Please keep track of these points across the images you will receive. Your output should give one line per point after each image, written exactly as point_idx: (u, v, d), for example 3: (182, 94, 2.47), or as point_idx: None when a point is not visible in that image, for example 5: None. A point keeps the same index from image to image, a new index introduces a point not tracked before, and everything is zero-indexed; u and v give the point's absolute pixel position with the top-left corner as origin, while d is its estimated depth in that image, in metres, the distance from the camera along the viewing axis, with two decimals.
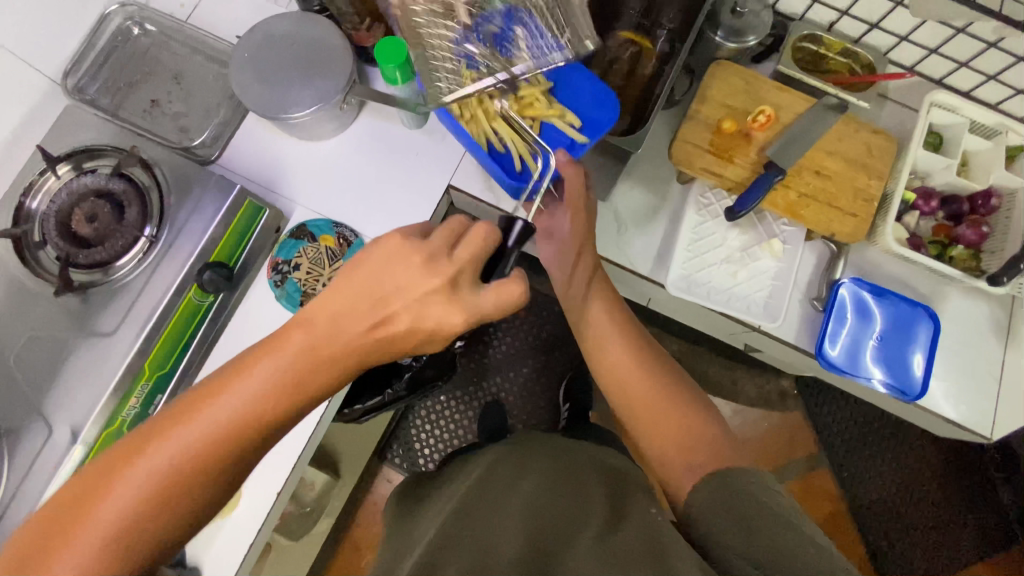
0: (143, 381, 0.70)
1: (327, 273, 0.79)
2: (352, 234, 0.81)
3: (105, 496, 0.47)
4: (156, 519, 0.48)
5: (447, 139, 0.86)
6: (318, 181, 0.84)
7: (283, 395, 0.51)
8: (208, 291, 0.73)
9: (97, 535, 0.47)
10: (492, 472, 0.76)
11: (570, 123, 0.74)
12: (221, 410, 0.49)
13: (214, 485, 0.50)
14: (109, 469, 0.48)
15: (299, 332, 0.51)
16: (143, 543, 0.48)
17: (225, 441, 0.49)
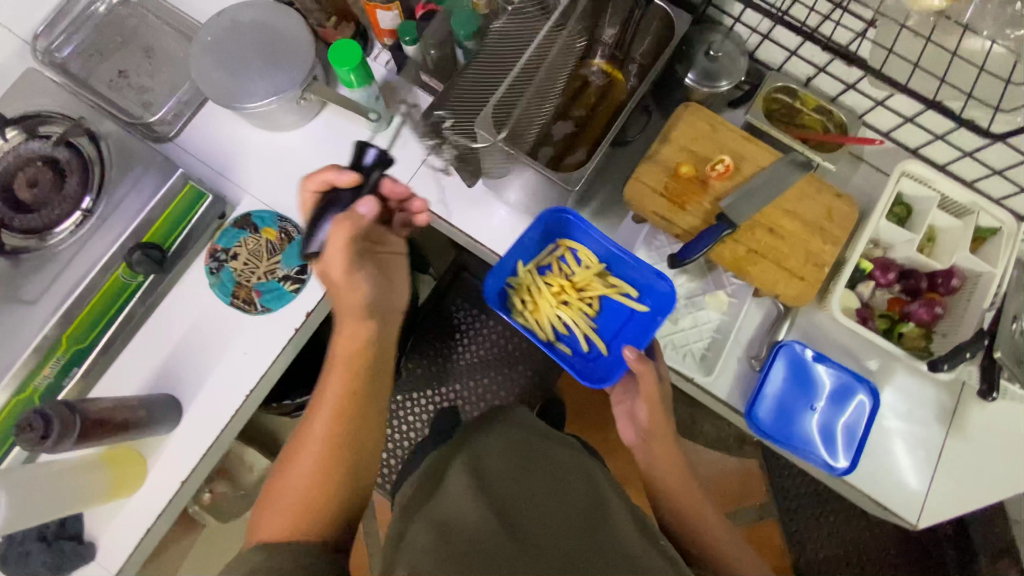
0: (60, 352, 0.71)
1: (263, 266, 0.80)
2: (295, 232, 0.81)
3: (295, 470, 0.64)
4: (334, 468, 0.64)
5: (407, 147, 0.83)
6: (271, 172, 0.83)
7: (357, 385, 0.67)
8: (135, 271, 0.73)
9: (297, 491, 0.63)
10: (503, 450, 0.72)
11: (627, 299, 0.77)
12: (324, 415, 0.65)
13: (361, 437, 0.66)
14: (292, 453, 0.66)
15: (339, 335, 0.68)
16: (331, 486, 0.63)
17: (345, 406, 0.66)
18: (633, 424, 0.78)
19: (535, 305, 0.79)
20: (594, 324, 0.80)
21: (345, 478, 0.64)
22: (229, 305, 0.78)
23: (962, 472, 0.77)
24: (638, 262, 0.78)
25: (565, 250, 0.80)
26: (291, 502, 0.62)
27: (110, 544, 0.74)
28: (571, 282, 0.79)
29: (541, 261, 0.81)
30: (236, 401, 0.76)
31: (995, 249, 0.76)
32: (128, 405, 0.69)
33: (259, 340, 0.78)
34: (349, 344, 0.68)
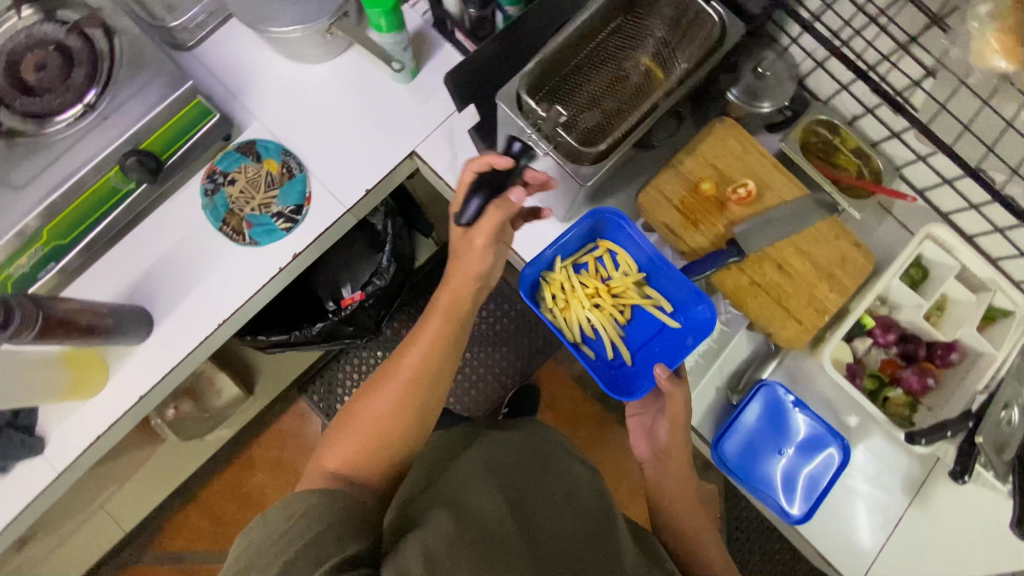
0: (37, 246, 0.70)
1: (259, 197, 0.78)
2: (298, 170, 0.80)
3: (363, 410, 0.66)
4: (400, 418, 0.65)
5: (428, 105, 0.81)
6: (284, 103, 0.81)
7: (449, 346, 0.68)
8: (128, 176, 0.71)
9: (360, 430, 0.65)
10: (523, 448, 0.71)
11: (660, 312, 0.76)
12: (408, 366, 0.66)
13: (432, 395, 0.67)
14: (362, 394, 0.68)
15: (443, 288, 0.69)
16: (393, 436, 0.65)
17: (427, 361, 0.67)
18: (649, 438, 0.78)
19: (565, 304, 0.77)
20: (622, 332, 0.78)
21: (413, 430, 0.66)
22: (217, 230, 0.77)
23: (915, 545, 0.76)
24: (676, 279, 0.75)
25: (605, 251, 0.77)
26: (361, 439, 0.65)
27: (60, 444, 0.74)
28: (606, 287, 0.77)
29: (578, 259, 0.79)
30: (207, 327, 0.76)
31: (1002, 332, 0.73)
32: (97, 310, 0.68)
33: (242, 270, 0.77)
34: (441, 306, 0.69)
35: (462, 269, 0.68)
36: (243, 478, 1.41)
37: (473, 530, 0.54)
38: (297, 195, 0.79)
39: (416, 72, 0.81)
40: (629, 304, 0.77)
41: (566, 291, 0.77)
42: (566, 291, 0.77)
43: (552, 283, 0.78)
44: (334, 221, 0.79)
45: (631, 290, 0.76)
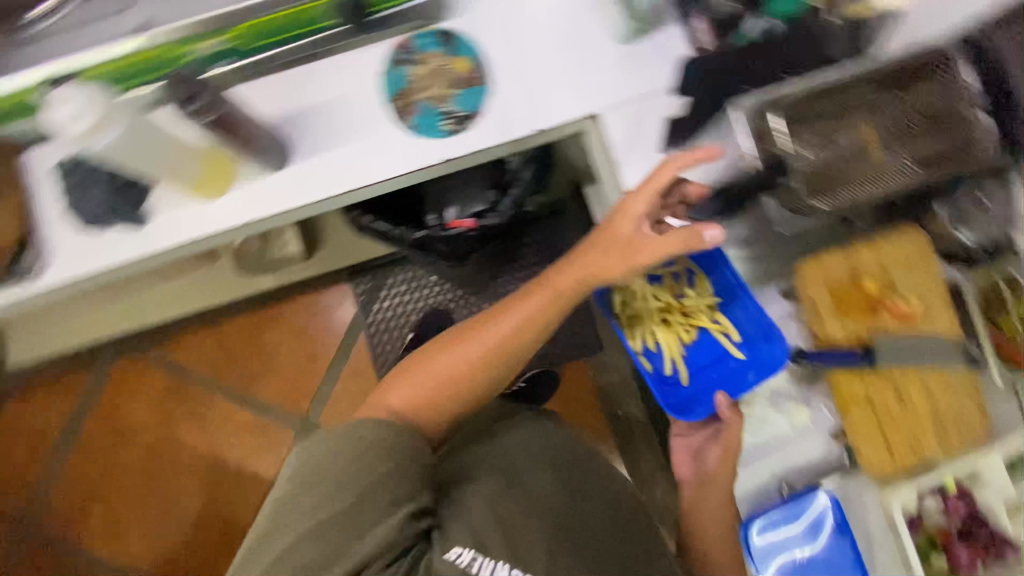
0: (223, 38, 0.68)
1: (436, 88, 0.76)
2: (482, 80, 0.77)
3: (437, 361, 0.72)
4: (469, 380, 0.71)
5: (636, 74, 0.76)
6: (498, 8, 0.77)
7: (533, 333, 0.72)
8: (338, 13, 0.71)
9: (429, 379, 0.71)
10: (550, 441, 0.79)
11: (727, 341, 0.77)
12: (494, 336, 0.71)
13: (503, 365, 0.72)
14: (441, 345, 0.73)
15: (561, 274, 0.69)
16: (457, 393, 0.72)
17: (513, 340, 0.71)
18: (698, 470, 0.80)
19: (636, 314, 0.80)
20: (682, 353, 0.80)
21: (471, 394, 0.72)
22: (383, 102, 0.75)
23: None
24: (749, 307, 0.76)
25: (684, 270, 0.79)
26: (428, 384, 0.71)
27: (160, 231, 0.74)
28: (677, 306, 0.79)
29: (656, 272, 0.80)
30: (334, 189, 0.75)
31: None
32: (252, 125, 0.67)
33: (387, 151, 0.76)
34: (542, 297, 0.71)
35: (589, 263, 0.68)
36: (265, 325, 1.45)
37: (492, 508, 0.65)
38: (472, 104, 0.76)
39: (640, 36, 0.76)
40: (695, 324, 0.78)
41: (638, 300, 0.80)
42: (637, 301, 0.80)
43: (624, 293, 0.81)
44: (492, 146, 0.77)
45: (699, 311, 0.78)
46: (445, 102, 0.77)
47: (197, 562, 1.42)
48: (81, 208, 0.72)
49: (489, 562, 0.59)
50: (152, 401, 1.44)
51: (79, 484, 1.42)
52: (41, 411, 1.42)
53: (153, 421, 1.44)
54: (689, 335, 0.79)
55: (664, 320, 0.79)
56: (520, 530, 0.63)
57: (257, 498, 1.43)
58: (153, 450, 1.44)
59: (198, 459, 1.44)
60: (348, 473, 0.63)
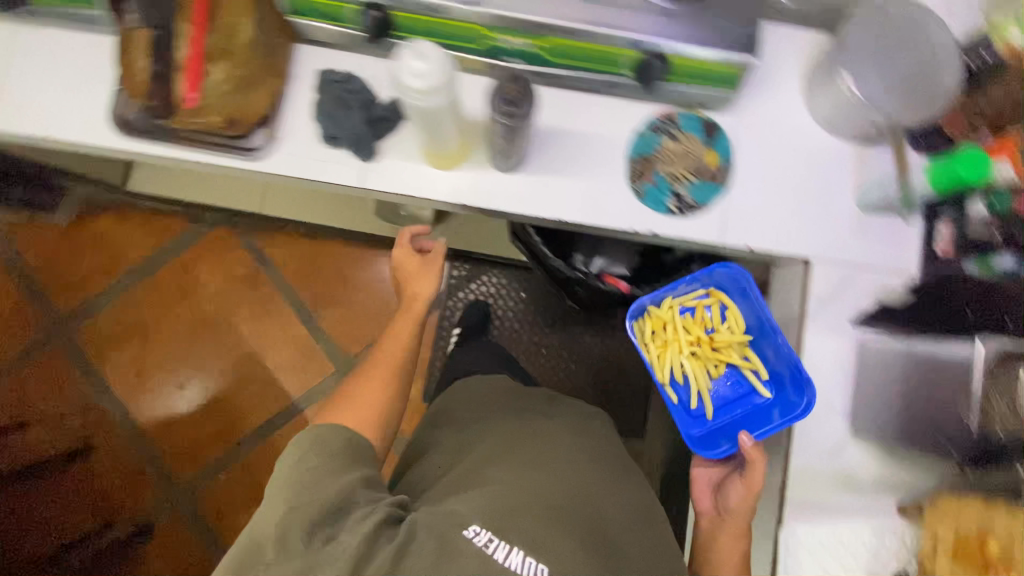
0: (531, 42, 0.70)
1: (678, 168, 0.77)
2: (722, 180, 0.77)
3: (347, 400, 0.78)
4: (384, 395, 0.80)
5: (859, 244, 0.77)
6: (768, 123, 0.78)
7: (412, 340, 0.86)
8: (634, 67, 0.71)
9: (355, 411, 0.76)
10: (515, 433, 0.87)
11: (754, 376, 0.81)
12: (389, 360, 0.83)
13: (403, 377, 0.83)
14: (346, 391, 0.80)
15: (417, 299, 0.88)
16: (382, 407, 0.79)
17: (399, 358, 0.83)
18: None
19: (661, 344, 0.83)
20: (709, 387, 0.84)
21: (394, 395, 0.81)
22: (626, 156, 0.77)
23: None
24: (773, 342, 0.79)
25: (715, 302, 0.83)
26: (364, 417, 0.76)
27: (381, 172, 0.75)
28: (708, 339, 0.83)
29: (683, 300, 0.84)
30: (546, 211, 0.77)
31: None
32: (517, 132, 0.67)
33: (609, 200, 0.76)
34: (409, 320, 0.87)
35: (423, 295, 0.88)
36: (359, 259, 1.50)
37: (496, 498, 0.72)
38: (703, 197, 0.77)
39: (881, 213, 0.77)
40: (723, 355, 0.82)
41: (666, 331, 0.83)
42: (662, 331, 0.83)
43: (651, 317, 0.84)
44: (702, 241, 0.77)
45: (731, 344, 0.82)
46: (679, 183, 0.77)
47: (192, 434, 1.46)
48: (329, 123, 0.73)
49: (504, 544, 0.65)
50: (227, 276, 1.47)
51: (128, 315, 1.46)
52: (130, 235, 1.46)
53: (219, 293, 1.47)
54: (715, 366, 0.83)
55: (691, 348, 0.82)
56: (527, 521, 0.69)
57: (273, 406, 1.46)
58: (206, 318, 1.47)
59: (240, 346, 1.47)
60: (320, 480, 0.65)
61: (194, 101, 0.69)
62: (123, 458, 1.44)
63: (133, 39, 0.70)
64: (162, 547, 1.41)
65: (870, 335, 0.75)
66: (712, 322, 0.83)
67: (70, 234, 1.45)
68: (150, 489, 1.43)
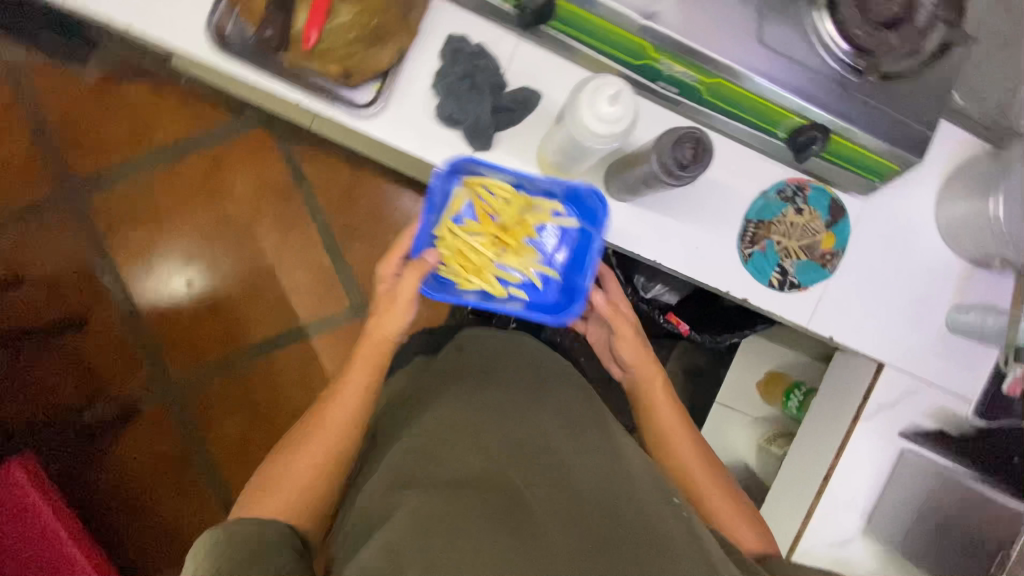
0: (696, 75, 0.64)
1: (792, 243, 0.72)
2: (831, 266, 0.73)
3: (278, 481, 0.74)
4: (322, 468, 0.75)
5: (935, 361, 0.78)
6: (892, 220, 0.75)
7: (366, 402, 0.80)
8: (793, 131, 0.65)
9: (281, 494, 0.73)
10: (480, 404, 0.77)
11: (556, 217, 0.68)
12: (331, 425, 0.77)
13: (349, 442, 0.78)
14: (277, 463, 0.76)
15: (365, 347, 0.81)
16: (320, 484, 0.75)
17: (338, 429, 0.77)
18: None
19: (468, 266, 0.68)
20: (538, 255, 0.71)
21: (329, 471, 0.76)
22: (744, 217, 0.72)
23: None
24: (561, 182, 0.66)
25: (474, 191, 0.67)
26: (292, 498, 0.73)
27: (490, 165, 0.69)
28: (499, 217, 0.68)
29: (451, 209, 0.68)
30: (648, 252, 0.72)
31: None
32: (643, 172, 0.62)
33: (714, 259, 0.72)
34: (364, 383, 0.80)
35: (382, 330, 0.80)
36: (398, 198, 1.43)
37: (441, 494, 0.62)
38: (809, 278, 0.73)
39: (968, 339, 0.77)
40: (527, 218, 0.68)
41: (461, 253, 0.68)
42: (459, 252, 0.68)
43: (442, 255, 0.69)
44: (791, 321, 0.74)
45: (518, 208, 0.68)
46: (788, 259, 0.73)
47: (192, 332, 1.41)
48: (450, 103, 0.66)
49: None
50: (259, 180, 1.38)
51: (145, 194, 1.37)
52: (162, 110, 1.34)
53: (245, 197, 1.39)
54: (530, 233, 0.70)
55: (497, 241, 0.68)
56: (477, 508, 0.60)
57: (280, 322, 1.43)
58: (226, 218, 1.39)
59: (257, 256, 1.41)
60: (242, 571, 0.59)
61: (312, 41, 0.59)
62: (117, 340, 1.40)
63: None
64: (146, 434, 1.40)
65: (917, 452, 0.77)
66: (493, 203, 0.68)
67: (97, 92, 1.33)
68: (139, 376, 1.40)
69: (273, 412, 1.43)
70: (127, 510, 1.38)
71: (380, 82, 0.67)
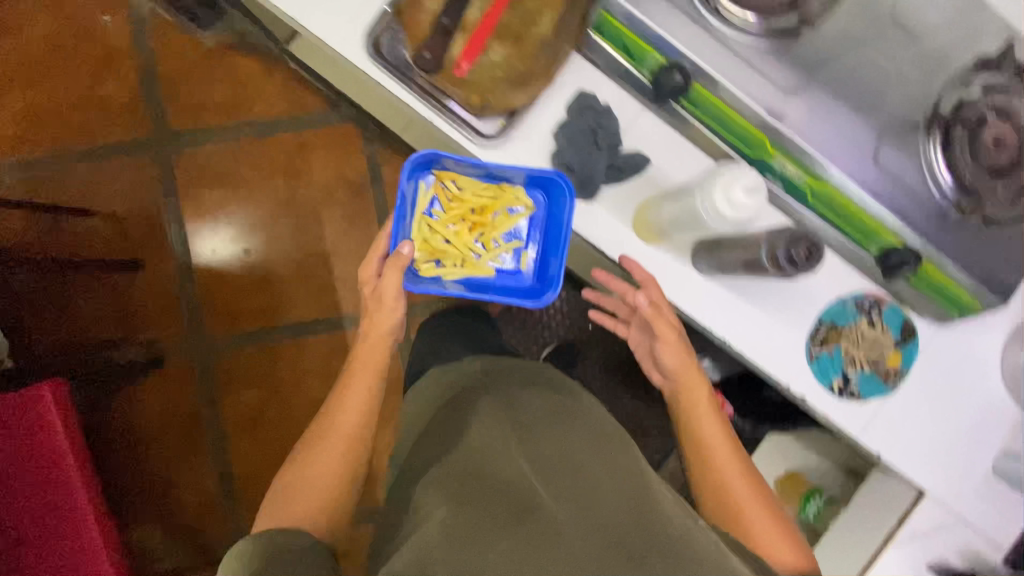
0: (804, 177, 0.66)
1: (859, 353, 0.74)
2: (892, 383, 0.75)
3: (300, 486, 0.76)
4: (338, 470, 0.77)
5: (976, 501, 0.77)
6: (959, 353, 0.76)
7: (373, 403, 0.81)
8: (886, 249, 0.68)
9: (304, 501, 0.74)
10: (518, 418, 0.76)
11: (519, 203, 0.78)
12: (342, 424, 0.79)
13: (361, 436, 0.79)
14: (296, 469, 0.77)
15: (364, 351, 0.82)
16: (339, 484, 0.77)
17: (346, 432, 0.78)
18: None
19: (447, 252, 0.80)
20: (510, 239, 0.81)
21: (350, 469, 0.78)
22: (817, 317, 0.74)
23: None
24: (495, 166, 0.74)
25: (440, 184, 0.79)
26: (319, 504, 0.75)
27: (591, 216, 0.72)
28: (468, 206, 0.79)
29: (428, 202, 0.80)
30: (719, 329, 0.74)
31: None
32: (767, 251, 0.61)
33: (779, 350, 0.74)
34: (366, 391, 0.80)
35: (379, 331, 0.82)
36: None
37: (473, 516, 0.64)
38: (870, 390, 0.74)
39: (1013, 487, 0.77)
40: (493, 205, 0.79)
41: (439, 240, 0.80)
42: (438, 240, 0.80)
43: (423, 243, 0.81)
44: (842, 428, 0.75)
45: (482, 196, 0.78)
46: (852, 367, 0.74)
47: (237, 298, 1.45)
48: (569, 151, 0.70)
49: None
50: (338, 171, 1.44)
51: (228, 159, 1.43)
52: (264, 87, 1.41)
53: (321, 184, 1.44)
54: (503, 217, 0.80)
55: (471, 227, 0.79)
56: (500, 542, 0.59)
57: (323, 309, 1.46)
58: (298, 199, 1.44)
59: (318, 241, 1.45)
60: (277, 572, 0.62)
61: (464, 71, 0.65)
62: (165, 289, 1.43)
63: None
64: (168, 385, 1.42)
65: None
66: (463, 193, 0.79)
67: (210, 58, 1.40)
68: (177, 327, 1.43)
69: (295, 393, 1.45)
70: (133, 455, 1.40)
71: (506, 118, 0.72)
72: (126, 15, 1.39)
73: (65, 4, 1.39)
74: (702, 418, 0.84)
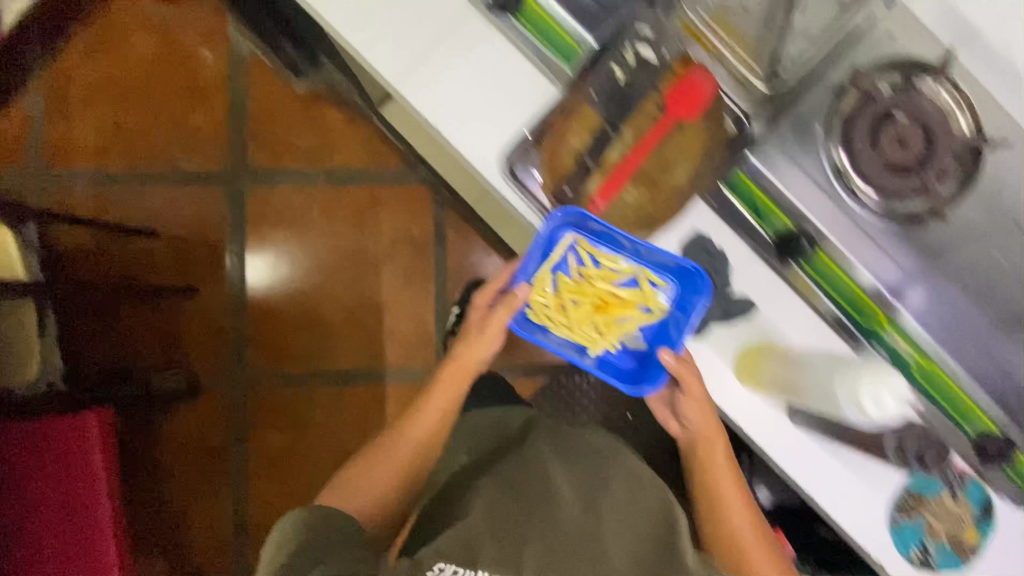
0: (913, 353, 0.68)
1: (938, 525, 0.73)
2: (968, 559, 0.74)
3: (365, 477, 0.77)
4: (402, 470, 0.77)
5: None
6: None
7: (445, 415, 0.81)
8: (982, 434, 0.69)
9: (367, 494, 0.75)
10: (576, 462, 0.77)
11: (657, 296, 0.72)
12: (418, 425, 0.79)
13: (429, 444, 0.79)
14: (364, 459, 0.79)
15: (450, 363, 0.81)
16: (398, 484, 0.77)
17: (424, 433, 0.79)
18: None
19: (559, 312, 0.75)
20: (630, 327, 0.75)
21: (400, 482, 0.77)
22: (902, 483, 0.74)
23: None
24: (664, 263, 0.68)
25: (584, 250, 0.72)
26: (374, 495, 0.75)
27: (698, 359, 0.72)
28: (604, 281, 0.74)
29: (563, 261, 0.74)
30: (809, 483, 0.73)
31: None
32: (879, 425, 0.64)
33: (864, 510, 0.73)
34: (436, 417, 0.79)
35: (474, 353, 0.79)
36: None
37: None
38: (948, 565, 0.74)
39: None
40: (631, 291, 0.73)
41: (557, 299, 0.75)
42: (555, 298, 0.75)
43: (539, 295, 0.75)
44: None
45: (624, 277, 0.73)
46: (931, 538, 0.74)
47: (285, 337, 1.45)
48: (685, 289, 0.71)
49: None
50: (404, 228, 1.47)
51: (300, 202, 1.46)
52: (347, 139, 1.45)
53: (387, 238, 1.47)
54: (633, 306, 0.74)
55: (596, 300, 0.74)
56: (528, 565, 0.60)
57: (368, 359, 1.46)
58: (361, 248, 1.47)
59: (374, 292, 1.47)
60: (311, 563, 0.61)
61: (597, 208, 0.68)
62: (215, 319, 1.43)
63: (580, 118, 0.69)
64: (201, 416, 1.41)
65: None
66: (604, 266, 0.73)
67: (300, 104, 1.45)
68: (222, 358, 1.43)
69: (327, 441, 1.43)
70: (153, 481, 1.38)
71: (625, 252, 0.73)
72: (226, 53, 1.44)
73: (170, 32, 1.43)
74: (723, 484, 0.75)
